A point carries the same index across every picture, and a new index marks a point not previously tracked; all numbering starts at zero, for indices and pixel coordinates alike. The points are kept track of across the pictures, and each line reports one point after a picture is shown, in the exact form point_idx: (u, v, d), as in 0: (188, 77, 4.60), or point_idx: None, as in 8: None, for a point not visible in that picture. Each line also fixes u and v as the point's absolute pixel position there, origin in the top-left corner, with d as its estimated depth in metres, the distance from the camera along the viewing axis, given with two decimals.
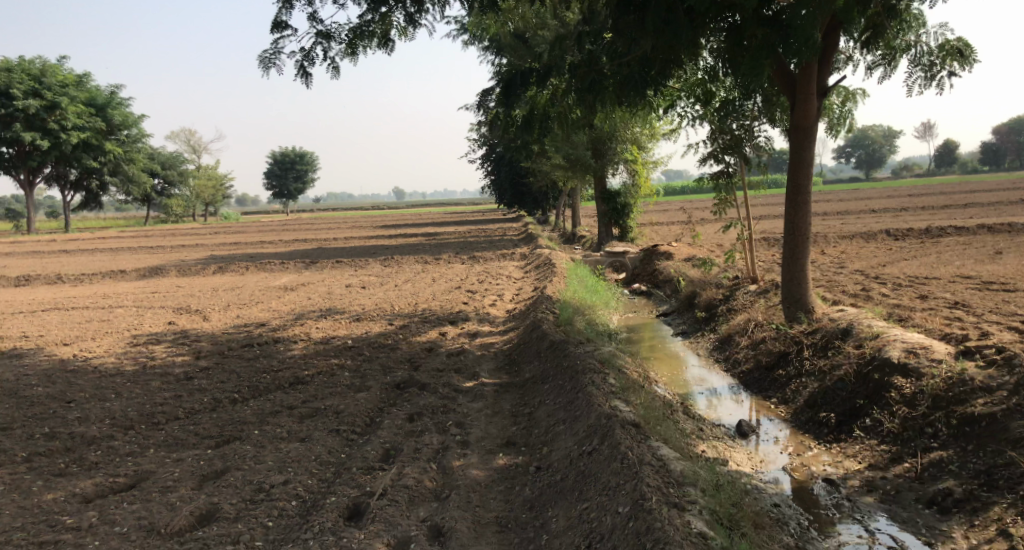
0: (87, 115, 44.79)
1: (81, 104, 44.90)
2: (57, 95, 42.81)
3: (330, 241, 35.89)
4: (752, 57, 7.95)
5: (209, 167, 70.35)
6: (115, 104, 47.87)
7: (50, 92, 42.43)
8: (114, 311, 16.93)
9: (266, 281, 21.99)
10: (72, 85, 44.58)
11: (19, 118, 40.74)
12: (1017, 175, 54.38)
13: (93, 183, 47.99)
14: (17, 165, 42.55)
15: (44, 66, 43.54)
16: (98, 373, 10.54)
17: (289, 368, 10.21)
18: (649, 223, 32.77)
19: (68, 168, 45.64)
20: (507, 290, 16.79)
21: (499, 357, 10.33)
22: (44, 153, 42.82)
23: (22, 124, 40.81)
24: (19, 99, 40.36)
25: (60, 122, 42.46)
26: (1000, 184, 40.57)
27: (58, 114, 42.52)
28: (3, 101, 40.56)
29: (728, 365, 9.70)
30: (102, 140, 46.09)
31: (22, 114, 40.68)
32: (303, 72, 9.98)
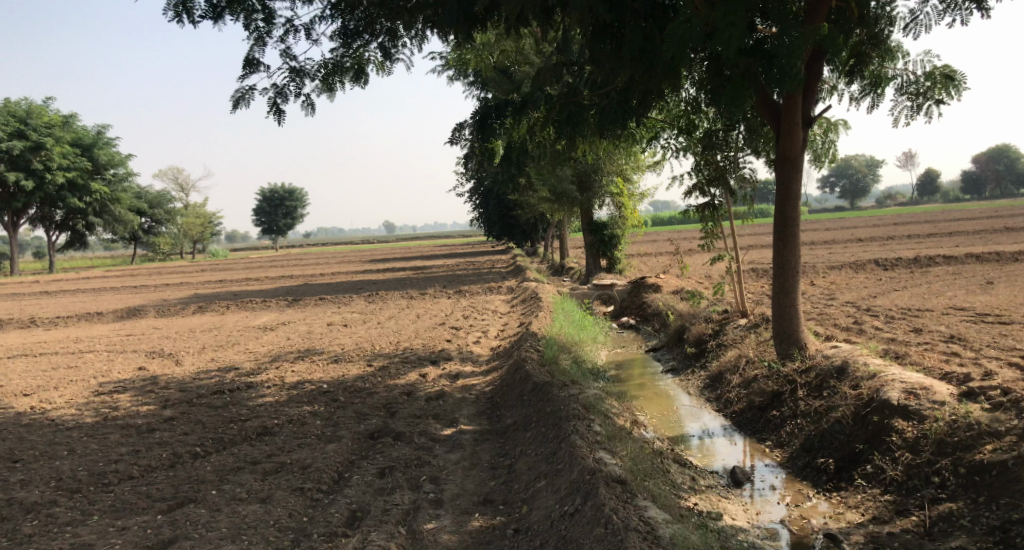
0: (72, 155, 44.36)
1: (66, 144, 44.51)
2: (42, 136, 42.44)
3: (315, 277, 35.37)
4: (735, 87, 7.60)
5: (196, 205, 69.87)
6: (101, 144, 47.51)
7: (35, 133, 42.08)
8: (86, 356, 16.37)
9: (246, 321, 21.44)
10: (58, 125, 44.27)
11: (3, 159, 40.31)
12: (1002, 204, 54.53)
13: (78, 223, 47.42)
14: (2, 207, 42.10)
15: (30, 107, 43.29)
16: (57, 426, 10.01)
17: (258, 417, 9.71)
18: (637, 254, 32.44)
19: (52, 209, 45.08)
20: (491, 327, 16.34)
21: (479, 401, 9.85)
22: (28, 193, 42.31)
23: (5, 165, 40.36)
24: (4, 141, 39.98)
25: (46, 163, 42.10)
26: (985, 213, 40.61)
27: (43, 154, 42.07)
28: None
29: (719, 405, 9.25)
30: (87, 180, 45.62)
31: (7, 156, 40.30)
32: (276, 109, 9.56)
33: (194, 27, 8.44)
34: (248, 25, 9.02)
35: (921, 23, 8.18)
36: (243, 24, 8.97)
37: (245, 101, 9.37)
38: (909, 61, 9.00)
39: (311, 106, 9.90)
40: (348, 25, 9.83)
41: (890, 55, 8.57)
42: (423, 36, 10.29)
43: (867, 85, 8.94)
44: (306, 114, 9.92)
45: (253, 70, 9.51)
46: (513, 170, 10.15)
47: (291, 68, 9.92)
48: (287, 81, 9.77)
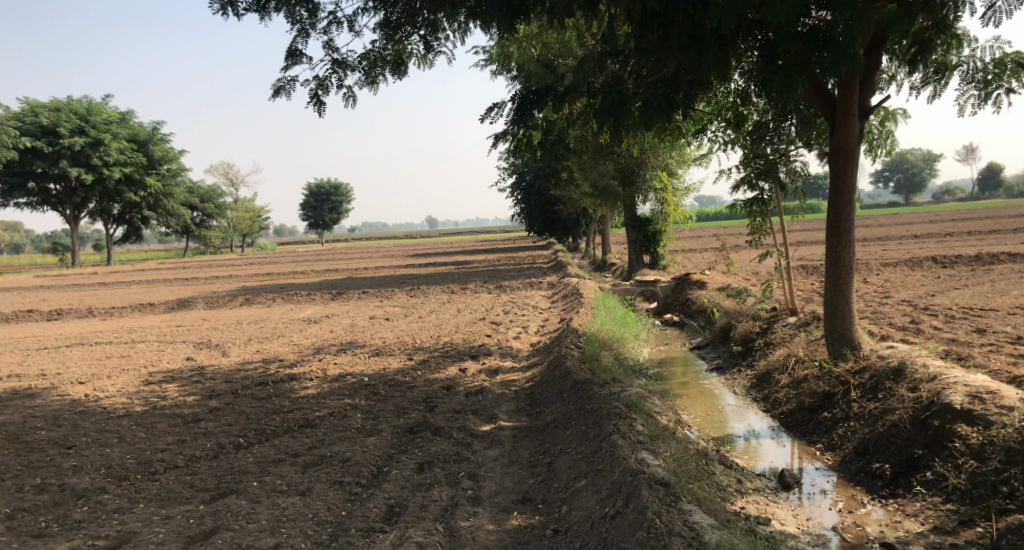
0: (129, 150, 45.41)
1: (123, 140, 45.59)
2: (100, 132, 43.56)
3: (360, 271, 35.64)
4: (785, 75, 7.34)
5: (245, 199, 71.03)
6: (157, 140, 48.56)
7: (94, 129, 43.24)
8: (136, 346, 16.65)
9: (292, 313, 21.65)
10: (115, 121, 45.41)
11: (64, 154, 41.49)
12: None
13: (134, 217, 48.54)
14: (63, 200, 43.30)
15: (90, 104, 44.49)
16: (105, 414, 10.13)
17: (300, 409, 9.70)
18: (683, 250, 32.01)
19: (110, 203, 46.20)
20: (533, 322, 16.20)
21: (519, 397, 9.72)
22: (87, 188, 43.43)
23: (67, 160, 41.52)
24: (65, 137, 41.21)
25: (104, 158, 43.11)
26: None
27: (101, 150, 43.17)
28: (51, 139, 41.44)
29: (767, 405, 8.99)
30: (143, 175, 46.66)
31: (67, 151, 41.44)
32: (317, 101, 9.56)
33: (238, 19, 8.48)
34: (290, 17, 9.02)
35: (990, 7, 7.81)
36: (286, 15, 8.98)
37: (286, 92, 9.37)
38: (976, 47, 8.60)
39: (351, 99, 9.87)
40: (390, 17, 9.79)
41: (957, 41, 8.19)
42: (465, 30, 10.18)
43: (931, 74, 8.56)
44: (347, 106, 9.89)
45: (295, 61, 9.52)
46: (555, 161, 9.99)
47: (334, 60, 9.90)
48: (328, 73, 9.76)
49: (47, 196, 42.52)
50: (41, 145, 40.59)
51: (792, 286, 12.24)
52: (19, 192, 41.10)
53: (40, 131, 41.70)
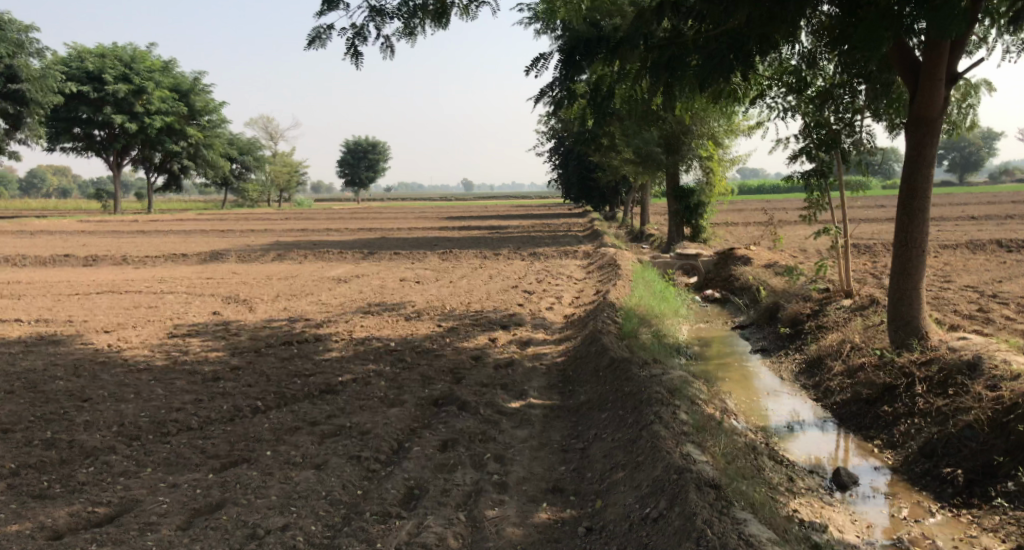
0: (171, 99, 45.31)
1: (166, 89, 45.51)
2: (143, 80, 43.52)
3: (394, 231, 35.28)
4: (870, 30, 6.82)
5: (284, 153, 70.98)
6: (198, 90, 48.42)
7: (138, 77, 43.22)
8: (165, 296, 16.40)
9: (323, 271, 21.32)
10: (158, 70, 45.33)
11: (108, 101, 41.54)
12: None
13: (174, 166, 48.62)
14: (106, 147, 43.50)
15: (134, 52, 44.48)
16: (126, 366, 9.83)
17: (324, 373, 9.32)
18: (725, 222, 31.15)
19: (151, 152, 46.28)
20: (567, 292, 15.66)
21: (551, 373, 9.26)
22: (129, 136, 43.45)
23: (111, 107, 41.57)
24: (110, 84, 41.27)
25: (147, 107, 43.05)
26: None
27: (143, 98, 43.12)
28: (96, 85, 41.54)
29: (817, 393, 8.42)
30: (183, 124, 46.61)
31: (111, 98, 41.50)
32: (353, 51, 9.04)
33: None
34: None
35: None
36: None
37: (322, 42, 8.87)
38: None
39: (389, 49, 9.34)
40: None
41: None
42: None
43: None
44: (385, 57, 9.37)
45: (332, 8, 9.00)
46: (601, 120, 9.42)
47: (372, 7, 9.37)
48: (366, 21, 9.23)
49: (91, 142, 42.77)
50: (86, 91, 40.71)
51: (848, 267, 11.56)
52: (64, 137, 41.37)
53: (85, 77, 41.82)
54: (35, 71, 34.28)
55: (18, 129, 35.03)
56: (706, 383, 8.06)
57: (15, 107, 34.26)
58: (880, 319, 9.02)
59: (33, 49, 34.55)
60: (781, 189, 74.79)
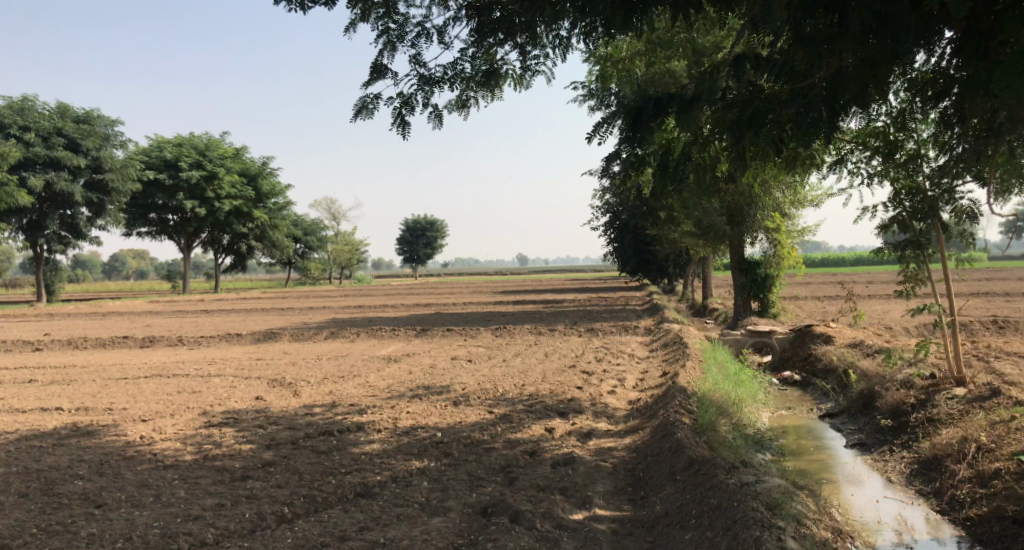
0: (240, 185, 45.93)
1: (236, 174, 46.34)
2: (215, 166, 44.47)
3: (451, 307, 34.43)
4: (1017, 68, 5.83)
5: (346, 232, 71.65)
6: (266, 174, 49.13)
7: (210, 163, 44.20)
8: (210, 380, 15.60)
9: (374, 351, 20.41)
10: (230, 156, 46.39)
11: (182, 187, 42.51)
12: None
13: (241, 246, 49.28)
14: (179, 231, 44.26)
15: (209, 140, 45.65)
16: (150, 461, 8.87)
17: (361, 470, 8.32)
18: (793, 296, 29.73)
19: (221, 235, 46.83)
20: (630, 373, 14.47)
21: (617, 473, 8.26)
22: (201, 220, 44.09)
23: (184, 193, 42.52)
24: (185, 171, 42.31)
25: (217, 191, 43.84)
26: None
27: (216, 184, 43.93)
28: (172, 172, 42.65)
29: (945, 505, 8.53)
30: (251, 208, 47.01)
31: (185, 184, 42.40)
32: (401, 122, 8.32)
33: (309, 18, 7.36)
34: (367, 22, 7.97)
35: None
36: (371, 21, 8.07)
37: (368, 112, 8.19)
38: None
39: (439, 120, 8.68)
40: (482, 25, 8.62)
41: None
42: (566, 44, 9.11)
43: None
44: (435, 129, 8.71)
45: (379, 76, 8.48)
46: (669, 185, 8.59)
47: (420, 76, 8.79)
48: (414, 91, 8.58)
49: (164, 226, 43.64)
50: (161, 178, 41.76)
51: (959, 353, 11.17)
52: (139, 221, 42.29)
53: (163, 165, 42.89)
54: (118, 161, 35.30)
55: (99, 216, 35.36)
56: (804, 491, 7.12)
57: (100, 196, 34.82)
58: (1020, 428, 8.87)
59: (118, 141, 35.74)
60: (847, 263, 72.65)
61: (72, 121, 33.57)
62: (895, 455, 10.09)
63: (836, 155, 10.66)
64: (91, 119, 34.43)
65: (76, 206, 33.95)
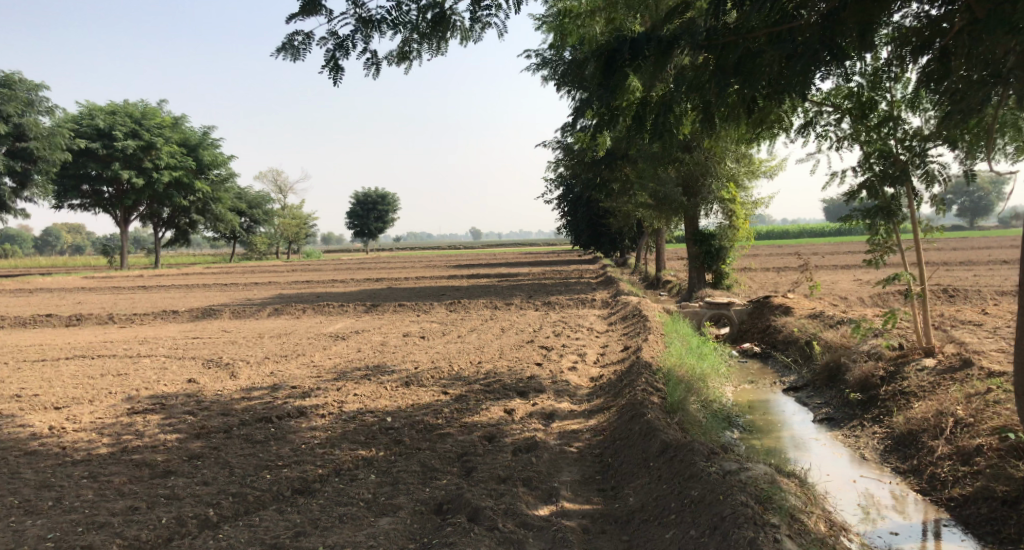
0: (180, 155, 43.96)
1: (175, 144, 44.36)
2: (153, 136, 42.44)
3: (401, 281, 33.38)
4: None
5: (293, 206, 69.67)
6: (207, 144, 47.16)
7: (147, 132, 42.15)
8: (139, 362, 14.46)
9: (319, 328, 19.41)
10: (168, 126, 44.28)
11: (117, 157, 40.54)
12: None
13: (183, 220, 47.42)
14: (115, 203, 42.29)
15: (145, 108, 43.48)
16: (60, 456, 7.92)
17: (300, 462, 7.49)
18: (748, 268, 29.46)
19: (161, 207, 44.89)
20: (590, 348, 13.84)
21: (584, 460, 7.64)
22: (138, 191, 42.17)
23: (120, 163, 40.56)
24: (120, 140, 40.34)
25: (156, 162, 41.98)
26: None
27: (153, 153, 41.95)
28: (106, 142, 40.56)
29: (925, 484, 8.06)
30: (192, 179, 45.10)
31: (120, 154, 40.42)
32: (333, 66, 8.02)
33: None
34: None
35: None
36: None
37: (296, 53, 7.88)
38: None
39: (375, 69, 8.22)
40: None
41: None
42: None
43: None
44: (370, 75, 8.29)
45: (312, 13, 7.67)
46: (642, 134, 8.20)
47: (360, 16, 8.01)
48: (352, 34, 7.97)
49: (99, 199, 41.63)
50: (95, 148, 39.71)
51: (928, 322, 10.76)
52: (72, 194, 40.21)
53: (96, 134, 40.78)
54: (43, 129, 33.23)
55: (25, 188, 33.54)
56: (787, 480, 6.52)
57: (24, 165, 32.98)
58: (1000, 399, 8.44)
59: (43, 107, 33.58)
60: (792, 235, 73.56)
61: None
62: (866, 430, 9.61)
63: (805, 117, 10.06)
64: (11, 82, 31.94)
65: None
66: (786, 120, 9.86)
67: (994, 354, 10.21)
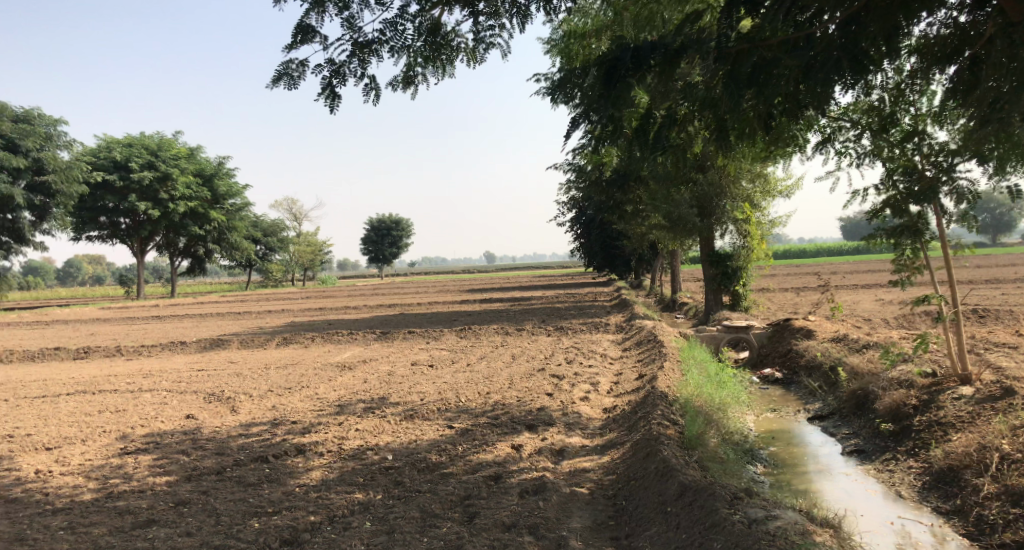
0: (196, 185, 43.86)
1: (190, 175, 44.31)
2: (169, 166, 42.42)
3: (414, 307, 32.92)
4: None
5: (308, 233, 69.62)
6: (222, 174, 47.10)
7: (164, 164, 42.15)
8: (141, 396, 14.02)
9: (327, 357, 18.93)
10: (184, 156, 44.28)
11: (133, 189, 40.50)
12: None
13: (199, 249, 47.31)
14: (131, 234, 42.22)
15: (162, 140, 43.57)
16: (42, 505, 7.49)
17: (291, 507, 7.00)
18: (766, 289, 28.84)
19: (176, 237, 44.77)
20: (603, 377, 13.29)
21: (596, 503, 7.11)
22: (154, 222, 42.04)
23: (135, 194, 40.49)
24: (136, 171, 40.33)
25: (172, 193, 41.92)
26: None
27: (169, 184, 41.88)
28: (122, 174, 40.57)
29: (973, 528, 7.50)
30: (207, 209, 45.00)
31: (136, 185, 40.40)
32: (330, 93, 7.63)
33: None
34: None
35: None
36: None
37: (291, 80, 7.50)
38: None
39: (374, 94, 7.84)
40: None
41: None
42: (526, 14, 7.84)
43: None
44: (369, 102, 7.90)
45: (305, 40, 7.29)
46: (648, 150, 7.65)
47: (357, 41, 7.62)
48: (349, 59, 7.57)
49: (117, 230, 41.57)
50: (111, 179, 39.71)
51: (961, 347, 10.14)
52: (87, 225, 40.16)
53: (112, 166, 40.85)
54: (61, 162, 33.20)
55: (44, 221, 33.49)
56: (820, 536, 5.94)
57: (42, 199, 32.92)
58: None
59: (61, 142, 33.59)
60: (810, 255, 72.77)
61: (10, 119, 31.29)
62: (901, 464, 9.01)
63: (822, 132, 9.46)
64: (30, 118, 32.27)
65: (18, 210, 31.89)
66: (801, 137, 9.28)
67: None
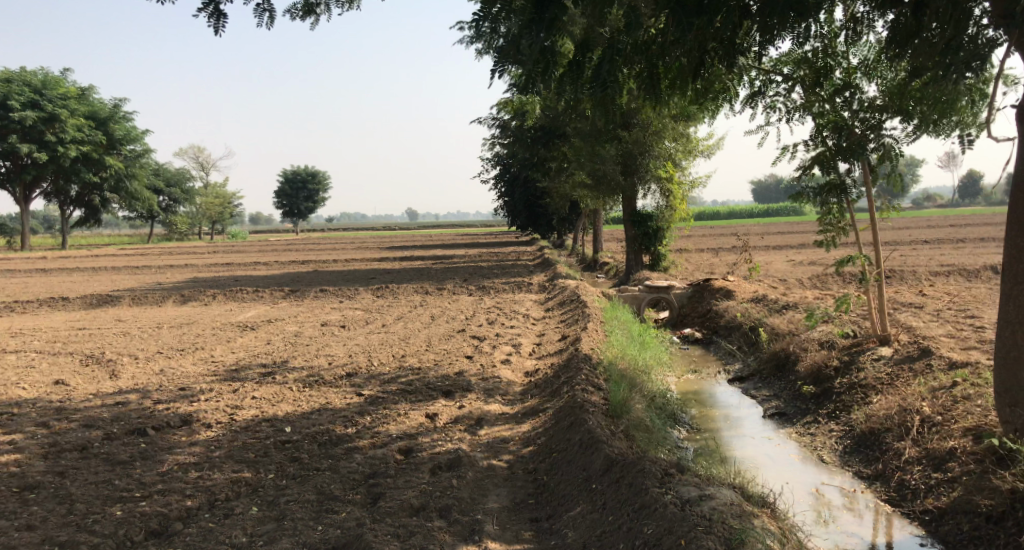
0: (87, 128, 40.88)
1: (82, 117, 41.28)
2: (57, 108, 39.37)
3: (327, 264, 31.58)
4: None
5: (215, 184, 66.50)
6: (118, 118, 44.09)
7: (50, 104, 39.07)
8: (11, 358, 12.61)
9: (228, 317, 17.67)
10: (75, 97, 41.16)
11: (15, 129, 37.39)
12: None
13: (93, 198, 44.36)
14: (14, 180, 39.09)
15: (47, 77, 40.30)
16: None
17: (165, 491, 6.09)
18: (684, 249, 28.78)
19: (66, 185, 41.79)
20: (525, 338, 12.66)
21: (515, 481, 6.45)
22: (40, 167, 39.00)
23: (17, 135, 37.42)
24: (16, 110, 37.27)
25: (60, 135, 38.96)
26: None
27: (56, 126, 38.88)
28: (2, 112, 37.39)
29: (894, 493, 7.14)
30: (102, 154, 42.10)
31: (18, 126, 37.31)
32: (214, 11, 6.58)
33: None
34: None
35: None
36: None
37: None
38: None
39: (267, 16, 6.82)
40: None
41: None
42: None
43: None
44: (261, 26, 6.87)
45: None
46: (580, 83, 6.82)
47: None
48: None
49: None
50: None
51: (880, 307, 9.84)
52: None
53: None
54: None
55: None
56: (759, 519, 5.42)
57: None
58: (970, 394, 7.59)
59: None
60: (723, 216, 74.12)
61: None
62: (822, 428, 8.66)
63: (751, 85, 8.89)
64: None
65: None
66: (732, 88, 8.66)
67: (952, 343, 9.41)
